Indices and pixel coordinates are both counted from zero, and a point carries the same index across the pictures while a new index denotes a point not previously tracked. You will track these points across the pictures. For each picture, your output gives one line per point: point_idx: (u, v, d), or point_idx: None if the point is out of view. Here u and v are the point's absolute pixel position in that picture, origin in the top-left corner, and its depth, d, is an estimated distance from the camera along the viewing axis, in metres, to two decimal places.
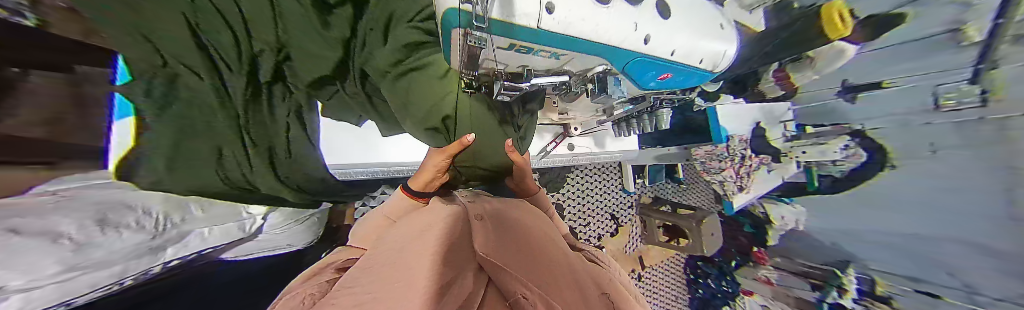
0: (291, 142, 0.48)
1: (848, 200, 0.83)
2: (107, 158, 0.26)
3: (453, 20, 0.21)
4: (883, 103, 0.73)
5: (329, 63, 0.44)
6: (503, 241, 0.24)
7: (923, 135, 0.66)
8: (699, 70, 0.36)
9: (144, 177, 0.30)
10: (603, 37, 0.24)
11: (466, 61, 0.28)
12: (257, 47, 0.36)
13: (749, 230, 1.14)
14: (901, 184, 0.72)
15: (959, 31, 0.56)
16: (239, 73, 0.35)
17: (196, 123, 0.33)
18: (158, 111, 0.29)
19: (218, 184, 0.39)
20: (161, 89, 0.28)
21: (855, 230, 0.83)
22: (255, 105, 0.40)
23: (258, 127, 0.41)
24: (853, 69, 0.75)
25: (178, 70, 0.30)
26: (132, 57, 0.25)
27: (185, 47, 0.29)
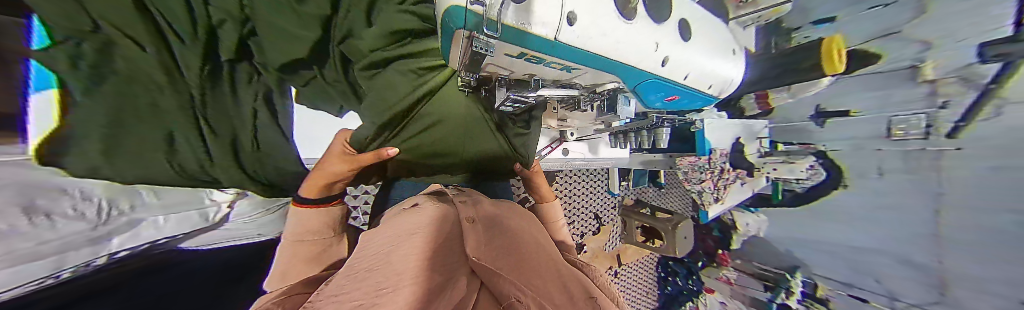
0: (259, 131, 0.46)
1: (810, 217, 0.97)
2: (27, 137, 0.25)
3: (457, 20, 0.17)
4: (843, 129, 0.87)
5: (305, 44, 0.41)
6: (495, 241, 0.23)
7: (872, 159, 0.83)
8: (705, 95, 0.37)
9: (75, 163, 0.29)
10: (620, 55, 0.23)
11: (468, 64, 0.25)
12: (216, 16, 0.35)
13: (717, 234, 1.22)
14: (848, 202, 0.89)
15: (919, 68, 0.72)
16: (192, 45, 0.35)
17: (140, 104, 0.33)
18: (89, 89, 0.28)
19: (169, 173, 0.37)
20: (92, 57, 0.28)
21: (804, 240, 1.01)
22: (213, 84, 0.40)
23: (217, 107, 0.41)
24: (826, 94, 0.88)
25: (113, 36, 0.29)
26: (48, 10, 0.24)
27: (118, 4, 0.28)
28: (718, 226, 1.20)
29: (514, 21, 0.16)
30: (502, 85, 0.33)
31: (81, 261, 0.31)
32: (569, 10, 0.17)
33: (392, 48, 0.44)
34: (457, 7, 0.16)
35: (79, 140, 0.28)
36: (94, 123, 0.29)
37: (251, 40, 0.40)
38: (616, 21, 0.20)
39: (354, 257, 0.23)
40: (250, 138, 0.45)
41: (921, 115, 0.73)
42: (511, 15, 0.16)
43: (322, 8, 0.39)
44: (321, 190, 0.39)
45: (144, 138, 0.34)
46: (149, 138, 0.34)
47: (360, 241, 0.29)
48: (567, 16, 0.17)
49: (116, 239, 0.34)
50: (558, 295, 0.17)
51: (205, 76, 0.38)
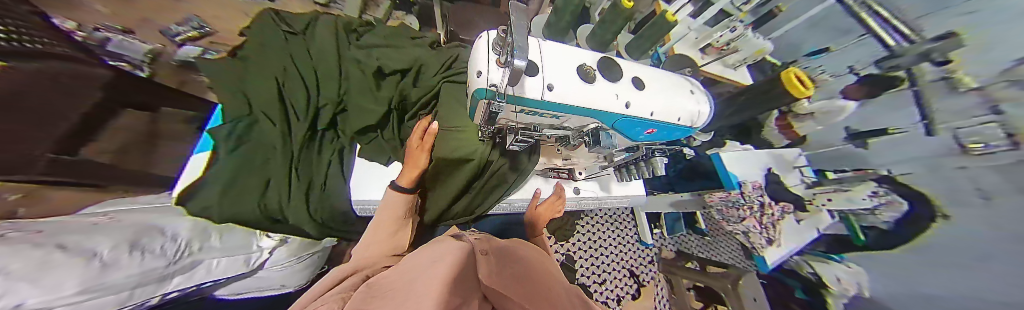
0: (327, 179, 0.55)
1: (911, 260, 0.67)
2: (182, 184, 0.46)
3: (480, 95, 0.27)
4: (900, 148, 0.65)
5: (374, 113, 0.59)
6: (506, 272, 0.22)
7: (963, 180, 0.54)
8: (679, 126, 0.40)
9: (195, 203, 0.45)
10: (592, 104, 0.30)
11: (485, 119, 0.33)
12: (321, 103, 0.58)
13: (802, 296, 0.95)
14: (964, 240, 0.56)
15: (954, 79, 0.51)
16: (302, 122, 0.55)
17: (257, 160, 0.50)
18: (231, 149, 0.48)
19: (252, 213, 0.48)
20: (240, 130, 0.50)
21: (932, 297, 0.64)
22: (307, 146, 0.56)
23: (305, 164, 0.54)
24: (859, 118, 0.73)
25: (257, 119, 0.52)
26: (232, 108, 0.50)
27: (271, 101, 0.53)
28: (800, 285, 0.95)
29: (514, 92, 0.25)
30: (511, 134, 0.40)
31: (151, 295, 0.32)
32: (548, 83, 0.27)
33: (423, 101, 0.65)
34: (479, 89, 0.26)
35: (207, 184, 0.46)
36: (221, 177, 0.46)
37: (338, 115, 0.61)
38: (582, 84, 0.29)
39: (388, 275, 0.25)
40: (320, 183, 0.55)
41: (992, 123, 0.47)
42: (511, 90, 0.25)
43: (390, 93, 0.64)
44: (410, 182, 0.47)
45: (250, 184, 0.48)
46: (250, 186, 0.48)
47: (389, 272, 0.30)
48: (546, 86, 0.27)
49: (175, 277, 0.37)
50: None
51: (304, 138, 0.55)
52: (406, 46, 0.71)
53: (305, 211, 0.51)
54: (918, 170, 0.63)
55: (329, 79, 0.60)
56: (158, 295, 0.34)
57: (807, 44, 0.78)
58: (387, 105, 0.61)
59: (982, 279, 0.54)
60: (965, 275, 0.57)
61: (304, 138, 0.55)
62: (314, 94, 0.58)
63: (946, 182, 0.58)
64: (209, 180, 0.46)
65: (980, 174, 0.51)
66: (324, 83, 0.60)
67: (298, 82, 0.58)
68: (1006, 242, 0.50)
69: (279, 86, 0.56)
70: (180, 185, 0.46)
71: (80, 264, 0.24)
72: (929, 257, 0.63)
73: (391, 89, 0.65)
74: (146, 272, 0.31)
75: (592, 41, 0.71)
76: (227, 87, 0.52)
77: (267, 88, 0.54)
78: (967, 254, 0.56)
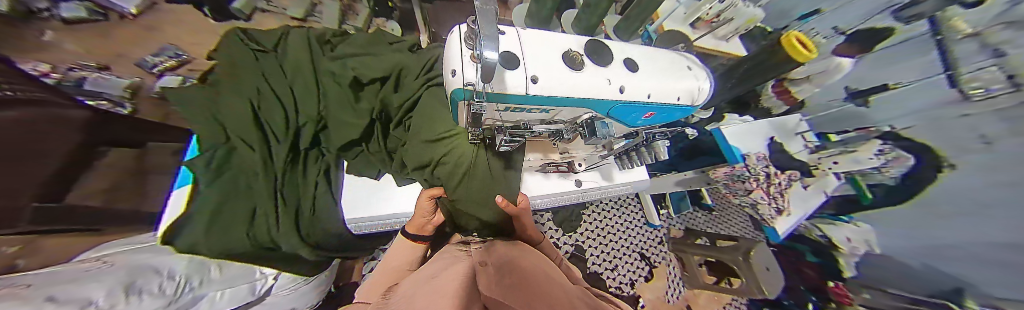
0: (316, 198, 0.55)
1: (915, 214, 0.67)
2: (164, 220, 0.45)
3: (459, 96, 0.26)
4: (901, 101, 0.63)
5: (357, 127, 0.58)
6: (505, 279, 0.20)
7: (965, 127, 0.52)
8: (679, 106, 0.39)
9: (182, 240, 0.44)
10: (582, 92, 0.28)
11: (471, 121, 0.32)
12: (301, 122, 0.57)
13: (814, 259, 0.96)
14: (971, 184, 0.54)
15: (948, 24, 0.49)
16: (284, 142, 0.54)
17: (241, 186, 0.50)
18: (211, 180, 0.47)
19: (244, 243, 0.48)
20: (220, 157, 0.49)
21: (939, 247, 0.63)
22: (291, 168, 0.55)
23: (291, 186, 0.53)
24: (856, 76, 0.70)
25: (235, 146, 0.51)
26: (207, 137, 0.49)
27: (248, 125, 0.52)
28: (810, 250, 0.96)
29: (494, 89, 0.24)
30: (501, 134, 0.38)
31: None
32: (530, 75, 0.25)
33: (404, 104, 0.62)
34: (457, 90, 0.25)
35: (194, 218, 0.45)
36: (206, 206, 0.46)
37: (321, 133, 0.60)
38: (568, 73, 0.27)
39: (385, 300, 0.24)
40: (309, 206, 0.54)
41: (991, 68, 0.45)
42: (491, 86, 0.23)
43: (371, 104, 0.62)
44: (420, 229, 0.47)
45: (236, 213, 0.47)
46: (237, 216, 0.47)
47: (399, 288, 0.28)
48: (530, 78, 0.25)
49: None
50: (580, 304, 0.16)
51: (287, 160, 0.54)
52: (383, 52, 0.69)
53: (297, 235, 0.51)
54: (921, 123, 0.60)
55: (308, 97, 0.59)
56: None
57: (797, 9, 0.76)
58: (368, 117, 0.60)
59: (990, 224, 0.53)
60: (973, 221, 0.56)
61: (286, 160, 0.54)
62: (292, 114, 0.57)
63: (946, 131, 0.56)
64: (195, 212, 0.46)
65: (983, 120, 0.49)
66: (304, 100, 0.58)
67: (275, 101, 0.56)
68: (995, 186, 0.50)
69: (255, 107, 0.54)
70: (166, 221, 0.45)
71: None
72: (940, 207, 0.61)
73: (373, 100, 0.63)
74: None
75: (579, 26, 0.69)
76: (198, 115, 0.50)
77: (242, 111, 0.52)
78: (970, 201, 0.55)
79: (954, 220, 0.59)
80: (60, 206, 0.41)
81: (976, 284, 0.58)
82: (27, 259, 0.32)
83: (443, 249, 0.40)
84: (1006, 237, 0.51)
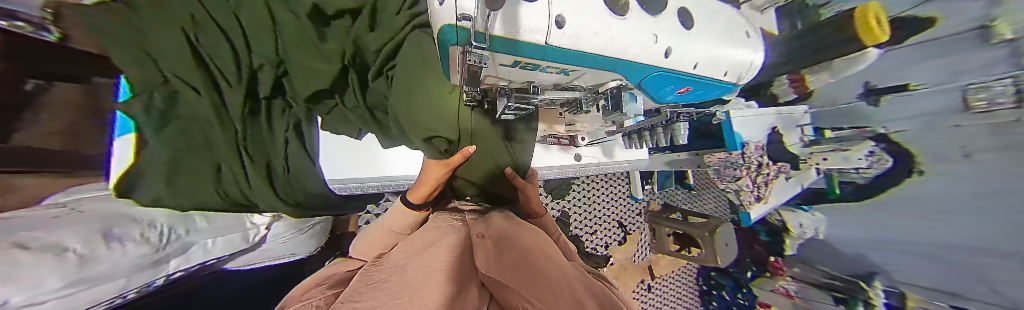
0: (288, 157, 0.57)
1: (885, 208, 0.73)
2: (112, 169, 0.41)
3: (450, 38, 0.20)
4: (909, 102, 0.66)
5: (325, 77, 0.51)
6: (506, 256, 0.21)
7: (953, 139, 0.58)
8: (721, 84, 0.35)
9: (144, 191, 0.43)
10: (618, 51, 0.23)
11: (467, 78, 0.27)
12: (256, 61, 0.46)
13: (766, 238, 1.08)
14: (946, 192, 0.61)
15: (991, 28, 0.50)
16: (237, 87, 0.46)
17: (197, 137, 0.46)
18: (156, 131, 0.42)
19: (218, 200, 0.50)
20: (161, 100, 0.42)
21: (885, 240, 0.74)
22: (252, 120, 0.52)
23: (256, 142, 0.53)
24: (882, 66, 0.68)
25: (175, 88, 0.43)
26: (134, 74, 0.39)
27: (185, 62, 0.41)
28: (767, 229, 1.07)
29: (504, 31, 0.18)
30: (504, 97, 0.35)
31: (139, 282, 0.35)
32: (557, 13, 0.18)
33: (387, 50, 0.50)
34: (448, 27, 0.19)
35: (149, 168, 0.43)
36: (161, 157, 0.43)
37: (284, 78, 0.51)
38: (609, 18, 0.20)
39: (379, 266, 0.25)
40: (283, 165, 0.56)
41: (1004, 79, 0.49)
42: (498, 26, 0.17)
43: (341, 46, 0.49)
44: (423, 199, 0.44)
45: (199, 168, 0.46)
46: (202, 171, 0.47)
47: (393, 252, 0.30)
48: (555, 19, 0.18)
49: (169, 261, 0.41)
50: (579, 288, 0.17)
51: (245, 113, 0.50)
52: None
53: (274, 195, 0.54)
54: (917, 127, 0.66)
55: (255, 25, 0.44)
56: (139, 288, 0.37)
57: None
58: (340, 64, 0.51)
59: (949, 227, 0.61)
60: (931, 224, 0.64)
61: (245, 112, 0.50)
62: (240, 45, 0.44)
63: (935, 138, 0.62)
64: (148, 162, 0.43)
65: (976, 131, 0.55)
66: (250, 30, 0.44)
67: (211, 26, 0.42)
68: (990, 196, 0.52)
69: (186, 34, 0.41)
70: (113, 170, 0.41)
71: (56, 258, 0.24)
72: (902, 206, 0.70)
73: (344, 42, 0.49)
74: (136, 259, 0.34)
75: None
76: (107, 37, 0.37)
77: (162, 38, 0.39)
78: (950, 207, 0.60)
79: (916, 220, 0.67)
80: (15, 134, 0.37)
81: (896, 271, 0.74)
82: None
83: (435, 217, 0.39)
84: (965, 238, 0.58)
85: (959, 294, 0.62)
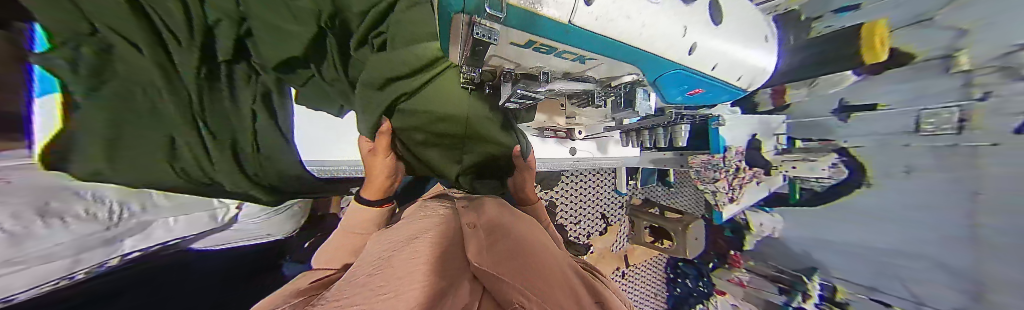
0: (257, 131, 0.49)
1: (823, 212, 0.92)
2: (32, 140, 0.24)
3: (454, 3, 0.16)
4: (874, 123, 0.79)
5: (300, 40, 0.40)
6: (499, 246, 0.20)
7: (901, 157, 0.76)
8: (733, 88, 0.37)
9: (79, 167, 0.29)
10: (644, 43, 0.22)
11: (468, 56, 0.24)
12: (212, 16, 0.32)
13: (728, 234, 1.18)
14: (882, 201, 0.80)
15: (954, 57, 0.65)
16: (186, 50, 0.32)
17: (139, 107, 0.32)
18: (91, 90, 0.27)
19: (173, 176, 0.39)
20: (91, 62, 0.26)
21: (827, 240, 0.93)
22: (211, 86, 0.39)
23: (214, 108, 0.41)
24: (852, 90, 0.82)
25: (109, 40, 0.26)
26: (56, 30, 0.22)
27: (121, 16, 0.25)
28: (731, 227, 1.16)
29: (529, 1, 0.14)
30: (509, 83, 0.34)
31: (89, 263, 0.36)
32: None
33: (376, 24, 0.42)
34: None
35: (83, 145, 0.28)
36: (94, 137, 0.29)
37: (246, 40, 0.39)
38: (643, 2, 0.18)
39: (363, 258, 0.24)
40: (249, 139, 0.48)
41: (953, 107, 0.65)
42: None
43: (315, 3, 0.35)
44: (377, 193, 0.50)
45: (147, 145, 0.34)
46: (155, 147, 0.35)
47: (377, 242, 0.29)
48: None
49: (125, 240, 0.40)
50: (573, 279, 0.17)
51: (200, 79, 0.37)
52: None
53: (241, 174, 0.46)
54: (870, 144, 0.81)
55: None
56: (87, 269, 0.38)
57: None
58: (315, 26, 0.39)
59: (915, 237, 0.76)
60: (887, 230, 0.80)
61: (201, 77, 0.37)
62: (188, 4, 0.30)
63: (889, 155, 0.78)
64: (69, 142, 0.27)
65: (916, 156, 0.73)
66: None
67: None
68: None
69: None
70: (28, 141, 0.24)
71: None
72: (854, 211, 0.85)
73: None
74: (83, 239, 0.32)
75: None
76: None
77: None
78: (906, 206, 0.76)
79: (846, 216, 0.87)
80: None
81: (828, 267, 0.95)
82: None
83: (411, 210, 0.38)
84: (917, 246, 0.76)
85: (876, 288, 0.86)
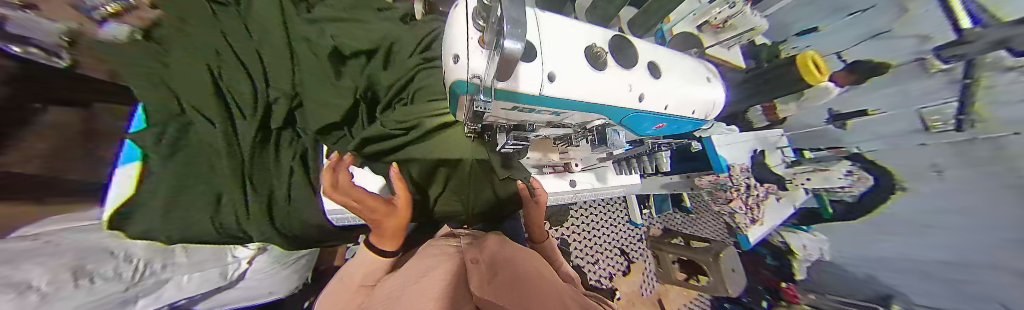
0: (293, 188, 0.52)
1: (867, 228, 0.74)
2: (103, 208, 0.36)
3: (461, 88, 0.24)
4: (874, 127, 0.68)
5: (340, 108, 0.54)
6: (501, 281, 0.22)
7: (913, 156, 0.61)
8: (691, 119, 0.40)
9: (134, 225, 0.39)
10: (597, 98, 0.27)
11: (471, 117, 0.30)
12: (275, 95, 0.49)
13: (772, 262, 1.01)
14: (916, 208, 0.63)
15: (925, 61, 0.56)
16: (250, 121, 0.46)
17: (201, 166, 0.42)
18: (165, 156, 0.38)
19: (211, 232, 0.45)
20: (173, 132, 0.39)
21: (881, 257, 0.72)
22: (262, 150, 0.48)
23: (261, 172, 0.48)
24: (838, 99, 0.73)
25: (192, 119, 0.42)
26: (154, 108, 0.37)
27: (204, 96, 0.42)
28: (771, 253, 1.01)
29: (506, 86, 0.22)
30: (503, 133, 0.38)
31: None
32: (548, 72, 0.23)
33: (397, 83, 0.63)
34: (460, 81, 0.23)
35: (146, 203, 0.38)
36: (159, 194, 0.38)
37: (296, 112, 0.53)
38: (590, 72, 0.26)
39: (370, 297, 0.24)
40: (286, 194, 0.51)
41: (954, 102, 0.53)
42: (502, 82, 0.21)
43: (353, 83, 0.58)
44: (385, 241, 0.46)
45: (199, 200, 0.42)
46: (200, 204, 0.42)
47: (378, 290, 0.27)
48: (547, 76, 0.23)
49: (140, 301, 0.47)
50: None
51: (256, 142, 0.47)
52: (371, 20, 0.70)
53: (270, 227, 0.48)
54: (881, 147, 0.67)
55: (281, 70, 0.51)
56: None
57: (797, 24, 0.78)
58: (351, 97, 0.57)
59: (930, 243, 0.62)
60: (928, 244, 0.62)
61: (255, 141, 0.47)
62: (261, 86, 0.49)
63: (904, 156, 0.63)
64: (144, 196, 0.38)
65: (934, 152, 0.58)
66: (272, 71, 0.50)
67: (230, 64, 0.47)
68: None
69: (210, 67, 0.44)
70: (101, 207, 0.36)
71: None
72: (892, 230, 0.69)
73: (356, 80, 0.60)
74: (104, 299, 0.39)
75: (593, 15, 0.69)
76: (135, 74, 0.37)
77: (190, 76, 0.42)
78: (915, 221, 0.64)
79: (882, 240, 0.71)
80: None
81: (904, 292, 0.69)
82: None
83: (431, 241, 0.40)
84: (951, 256, 0.59)
85: None
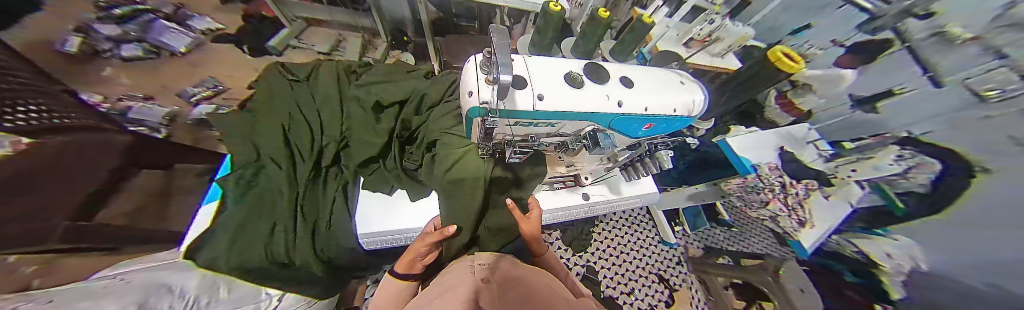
0: (333, 214, 0.61)
1: (948, 227, 0.50)
2: (189, 235, 0.55)
3: (474, 113, 0.29)
4: (915, 105, 0.52)
5: (375, 146, 0.69)
6: (510, 301, 0.21)
7: (975, 132, 0.43)
8: (677, 117, 0.40)
9: (208, 254, 0.50)
10: (581, 108, 0.31)
11: (482, 136, 0.34)
12: (326, 142, 0.70)
13: (854, 279, 0.73)
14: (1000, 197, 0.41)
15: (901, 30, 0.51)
16: (307, 161, 0.66)
17: (267, 201, 0.59)
18: (241, 193, 0.58)
19: (264, 259, 0.53)
20: (249, 175, 0.61)
21: (973, 259, 0.46)
22: (313, 184, 0.64)
23: (310, 202, 0.62)
24: (862, 83, 0.62)
25: (265, 164, 0.64)
26: (240, 157, 0.63)
27: (278, 147, 0.66)
28: (849, 269, 0.74)
29: (506, 106, 0.27)
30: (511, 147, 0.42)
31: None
32: (537, 94, 0.28)
33: (419, 120, 0.76)
34: (474, 108, 0.28)
35: (218, 230, 0.54)
36: (235, 219, 0.54)
37: (341, 152, 0.71)
38: (568, 88, 0.30)
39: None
40: (327, 220, 0.61)
41: (998, 68, 0.37)
42: (501, 105, 0.27)
43: (389, 126, 0.73)
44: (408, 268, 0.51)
45: (259, 229, 0.55)
46: (257, 234, 0.55)
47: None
48: (536, 96, 0.28)
49: None
50: None
51: (309, 177, 0.64)
52: (402, 79, 0.86)
53: (311, 250, 0.57)
54: (941, 127, 0.48)
55: (332, 124, 0.73)
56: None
57: (787, 25, 0.76)
58: (386, 136, 0.71)
59: (999, 239, 0.42)
60: (983, 238, 0.45)
61: (310, 176, 0.64)
62: (317, 137, 0.71)
63: (970, 135, 0.44)
64: (222, 223, 0.54)
65: (1010, 122, 0.38)
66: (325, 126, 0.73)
67: (295, 125, 0.71)
68: (999, 192, 0.41)
69: (283, 129, 0.69)
70: (191, 233, 0.55)
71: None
72: (976, 221, 0.45)
73: (388, 122, 0.75)
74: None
75: (577, 51, 0.81)
76: (235, 141, 0.65)
77: (272, 136, 0.67)
78: (975, 221, 0.45)
79: (970, 235, 0.47)
80: (17, 208, 0.44)
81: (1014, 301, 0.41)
82: (40, 280, 0.36)
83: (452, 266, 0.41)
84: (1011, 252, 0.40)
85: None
